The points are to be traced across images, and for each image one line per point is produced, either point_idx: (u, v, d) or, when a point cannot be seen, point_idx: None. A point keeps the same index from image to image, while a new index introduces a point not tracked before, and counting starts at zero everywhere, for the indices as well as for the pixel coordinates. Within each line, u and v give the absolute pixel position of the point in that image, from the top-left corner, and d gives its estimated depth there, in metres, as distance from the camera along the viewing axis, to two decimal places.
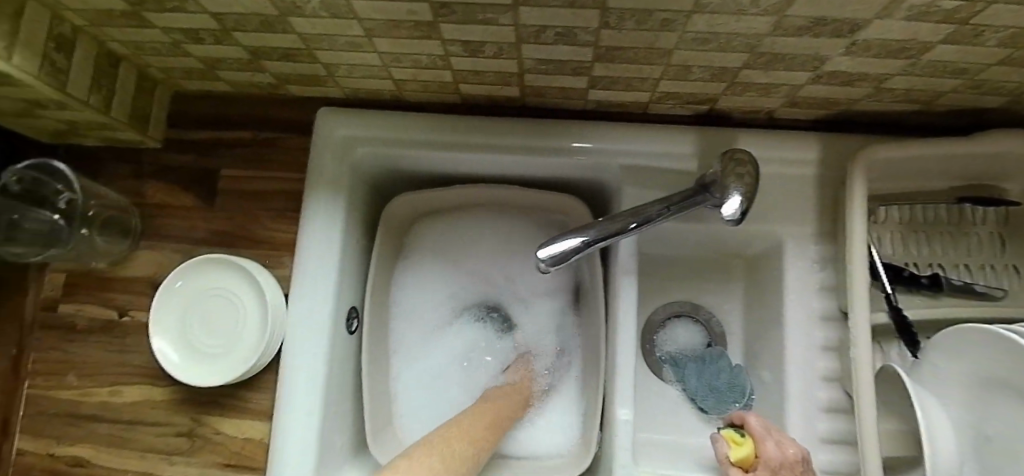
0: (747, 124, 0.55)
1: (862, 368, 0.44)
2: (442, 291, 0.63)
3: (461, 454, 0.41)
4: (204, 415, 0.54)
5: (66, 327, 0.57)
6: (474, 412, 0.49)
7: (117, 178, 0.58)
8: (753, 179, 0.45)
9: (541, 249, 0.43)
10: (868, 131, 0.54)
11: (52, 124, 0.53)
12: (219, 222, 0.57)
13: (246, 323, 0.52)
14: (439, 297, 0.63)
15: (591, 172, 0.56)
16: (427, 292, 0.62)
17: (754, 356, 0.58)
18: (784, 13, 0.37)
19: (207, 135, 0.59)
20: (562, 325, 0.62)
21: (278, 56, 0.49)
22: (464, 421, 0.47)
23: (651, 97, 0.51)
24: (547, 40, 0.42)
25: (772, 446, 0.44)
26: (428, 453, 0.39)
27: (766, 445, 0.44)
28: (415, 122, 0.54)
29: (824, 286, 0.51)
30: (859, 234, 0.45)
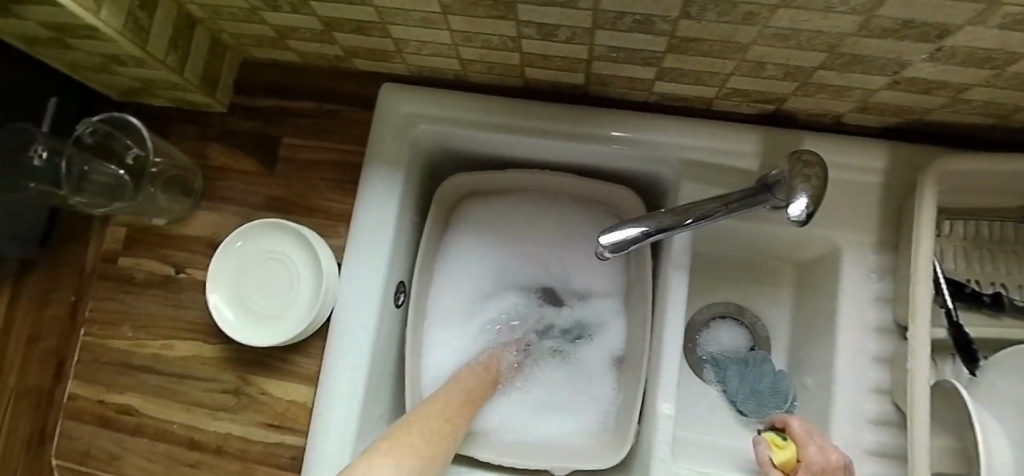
0: (812, 127, 0.55)
1: (917, 383, 0.42)
2: (484, 269, 0.63)
3: (442, 430, 0.40)
4: (252, 375, 0.55)
5: (125, 279, 0.59)
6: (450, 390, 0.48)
7: (185, 139, 0.62)
8: (822, 181, 0.43)
9: (603, 235, 0.43)
10: (935, 143, 0.53)
11: (126, 82, 0.55)
12: (278, 188, 0.59)
13: (300, 287, 0.54)
14: (478, 275, 0.63)
15: (649, 165, 0.56)
16: (468, 268, 0.63)
17: (799, 361, 0.58)
18: (873, 13, 0.35)
19: (272, 103, 0.61)
20: (605, 322, 0.62)
21: (351, 29, 0.49)
22: (442, 399, 0.45)
23: (718, 93, 0.51)
24: (623, 27, 0.41)
25: (814, 450, 0.43)
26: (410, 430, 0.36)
27: (809, 450, 0.43)
28: (478, 104, 0.55)
29: (881, 297, 0.50)
30: (925, 244, 0.44)
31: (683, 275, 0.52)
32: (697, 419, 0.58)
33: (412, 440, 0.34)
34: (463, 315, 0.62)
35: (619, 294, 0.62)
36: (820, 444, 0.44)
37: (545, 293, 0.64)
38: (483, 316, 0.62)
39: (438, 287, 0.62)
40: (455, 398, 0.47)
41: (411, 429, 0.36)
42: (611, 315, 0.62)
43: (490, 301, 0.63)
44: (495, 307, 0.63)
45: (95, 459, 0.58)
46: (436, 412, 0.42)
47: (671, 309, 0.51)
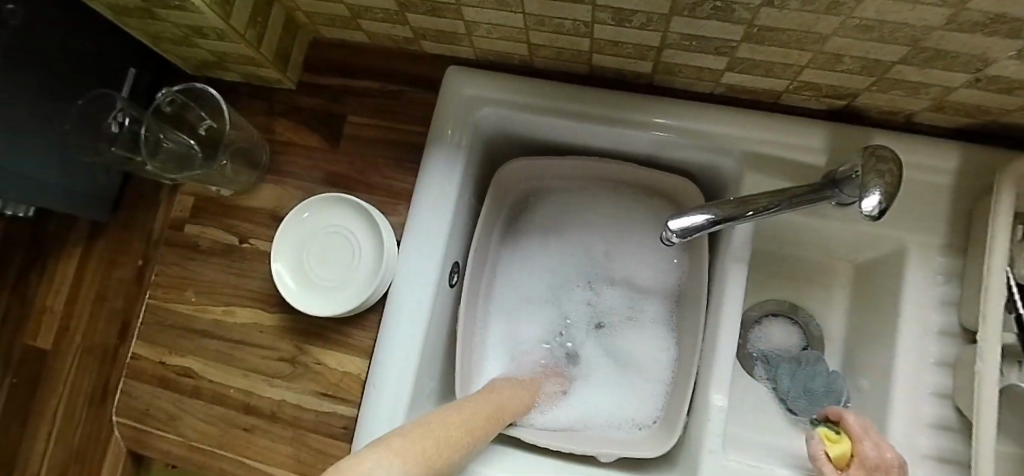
0: (881, 125, 0.55)
1: (988, 386, 0.41)
2: (536, 277, 0.66)
3: (461, 441, 0.35)
4: (308, 345, 0.57)
5: (190, 245, 0.61)
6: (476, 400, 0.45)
7: (254, 113, 0.64)
8: (896, 178, 0.41)
9: (671, 220, 0.43)
10: (1010, 145, 0.52)
11: (203, 55, 0.58)
12: (340, 164, 0.61)
13: (361, 261, 0.55)
14: (529, 287, 0.66)
15: (711, 156, 0.56)
16: (521, 281, 0.66)
17: (854, 362, 0.57)
18: (964, 6, 0.33)
19: (338, 82, 0.63)
20: (648, 314, 0.63)
21: (425, 10, 0.50)
22: (468, 407, 0.42)
23: (787, 87, 0.51)
24: (701, 14, 0.41)
25: (870, 445, 0.41)
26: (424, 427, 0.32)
27: (864, 444, 0.42)
28: (542, 89, 0.56)
29: (948, 300, 0.49)
30: (1001, 244, 0.43)
31: (742, 269, 0.52)
32: (747, 414, 0.59)
33: (424, 434, 0.30)
34: (514, 329, 0.65)
35: (665, 286, 0.63)
36: (876, 440, 0.42)
37: (590, 290, 0.65)
38: (530, 330, 0.64)
39: (495, 300, 0.65)
40: (490, 406, 0.45)
41: (427, 424, 0.32)
42: (656, 308, 0.63)
43: (539, 316, 0.65)
44: (545, 320, 0.65)
45: (154, 418, 0.59)
46: (462, 417, 0.39)
47: (729, 302, 0.51)
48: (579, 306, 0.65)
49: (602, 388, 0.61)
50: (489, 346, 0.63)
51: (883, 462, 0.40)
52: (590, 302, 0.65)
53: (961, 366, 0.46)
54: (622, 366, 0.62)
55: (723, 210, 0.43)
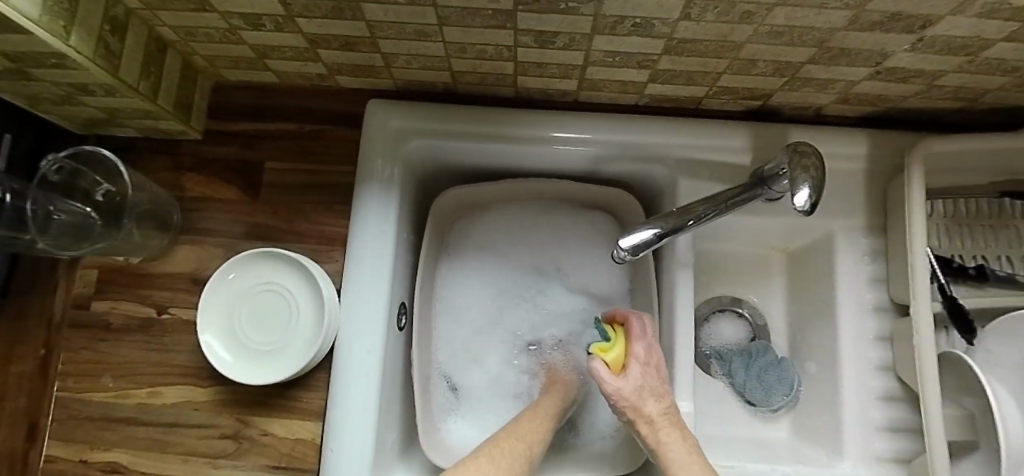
0: (796, 120, 0.57)
1: (926, 357, 0.44)
2: (484, 303, 0.62)
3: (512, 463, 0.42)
4: (251, 416, 0.52)
5: (102, 325, 0.55)
6: (524, 415, 0.49)
7: (159, 170, 0.58)
8: (820, 171, 0.43)
9: (621, 238, 0.42)
10: (907, 127, 0.56)
11: (90, 113, 0.52)
12: (263, 214, 0.57)
13: (299, 318, 0.51)
14: (478, 315, 0.61)
15: (644, 165, 0.56)
16: (465, 310, 0.61)
17: (799, 345, 0.59)
18: (861, 8, 0.35)
19: (250, 126, 0.58)
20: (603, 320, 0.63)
21: (338, 45, 0.47)
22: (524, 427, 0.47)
23: (708, 92, 0.52)
24: (623, 31, 0.41)
25: (642, 347, 0.48)
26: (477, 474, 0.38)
27: (638, 346, 0.48)
28: (471, 115, 0.54)
29: (876, 278, 0.52)
30: (919, 222, 0.46)
31: (688, 274, 0.52)
32: (710, 413, 0.58)
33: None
34: (470, 363, 0.61)
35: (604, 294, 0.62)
36: (646, 341, 0.49)
37: (540, 304, 0.62)
38: (489, 361, 0.61)
39: (441, 339, 0.61)
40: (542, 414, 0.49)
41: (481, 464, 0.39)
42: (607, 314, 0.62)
43: (498, 344, 0.61)
44: (501, 346, 0.61)
45: None
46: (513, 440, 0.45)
47: (682, 307, 0.52)
48: (535, 324, 0.62)
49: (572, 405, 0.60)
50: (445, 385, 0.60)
51: (649, 359, 0.48)
52: (541, 320, 0.62)
53: (897, 338, 0.49)
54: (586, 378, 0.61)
55: (667, 223, 0.44)
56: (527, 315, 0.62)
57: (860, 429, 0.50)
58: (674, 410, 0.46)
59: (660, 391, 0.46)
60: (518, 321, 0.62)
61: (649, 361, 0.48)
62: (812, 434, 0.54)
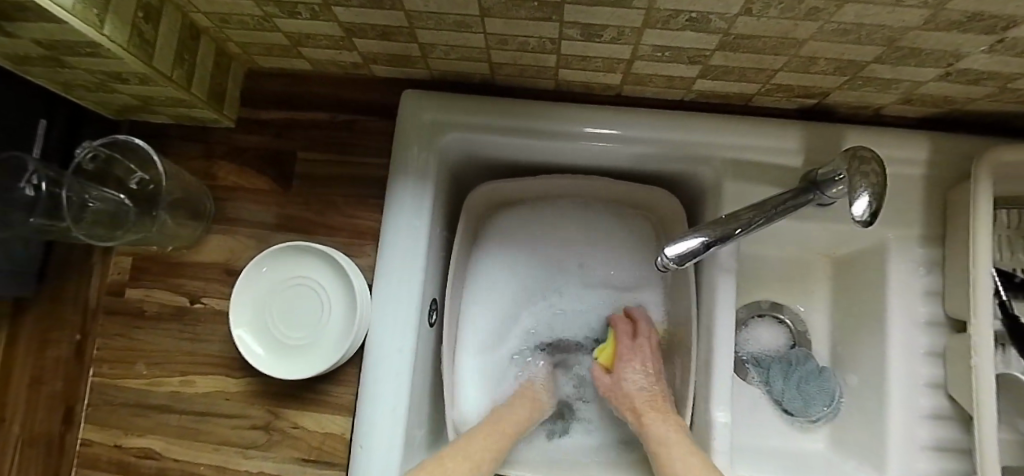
0: (851, 120, 0.54)
1: (984, 377, 0.42)
2: (508, 301, 0.60)
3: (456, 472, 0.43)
4: (282, 408, 0.52)
5: (136, 313, 0.56)
6: (482, 429, 0.49)
7: (191, 158, 0.58)
8: (881, 178, 0.41)
9: (667, 246, 0.40)
10: (974, 131, 0.52)
11: (123, 100, 0.51)
12: (294, 206, 0.56)
13: (330, 312, 0.51)
14: (501, 315, 0.60)
15: (687, 164, 0.54)
16: (489, 309, 0.60)
17: (843, 356, 0.57)
18: (943, 7, 0.32)
19: (281, 115, 0.57)
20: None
21: (374, 34, 0.46)
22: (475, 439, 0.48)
23: (759, 89, 0.50)
24: (676, 26, 0.39)
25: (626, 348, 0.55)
26: None
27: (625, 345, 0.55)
28: (509, 108, 0.52)
29: (932, 290, 0.50)
30: (984, 234, 0.43)
31: (731, 279, 0.50)
32: (744, 418, 0.57)
33: None
34: (490, 362, 0.60)
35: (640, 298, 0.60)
36: (632, 341, 0.55)
37: (565, 301, 0.61)
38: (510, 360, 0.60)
39: (469, 334, 0.60)
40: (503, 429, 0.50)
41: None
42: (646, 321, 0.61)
43: (520, 345, 0.60)
44: (525, 346, 0.60)
45: None
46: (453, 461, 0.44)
47: (722, 313, 0.50)
48: (559, 324, 0.61)
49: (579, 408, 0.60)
50: (467, 383, 0.59)
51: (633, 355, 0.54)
52: (565, 317, 0.61)
53: (951, 355, 0.47)
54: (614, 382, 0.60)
55: (714, 231, 0.42)
56: (553, 312, 0.61)
57: (906, 448, 0.47)
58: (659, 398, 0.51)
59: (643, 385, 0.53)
60: (538, 322, 0.61)
61: (633, 355, 0.54)
62: (853, 450, 0.52)
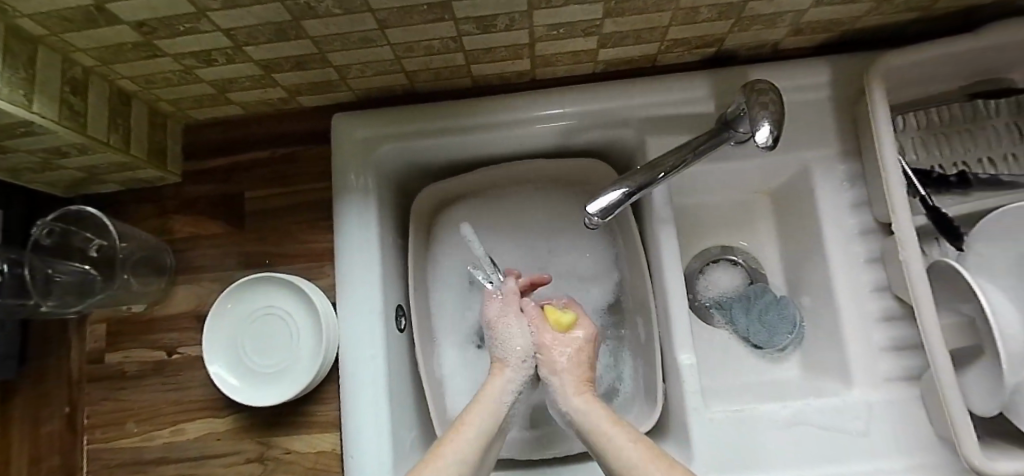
0: (755, 60, 0.57)
1: (915, 271, 0.43)
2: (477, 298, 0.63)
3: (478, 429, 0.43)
4: (272, 437, 0.54)
5: (118, 375, 0.57)
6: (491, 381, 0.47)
7: (147, 218, 0.60)
8: (779, 105, 0.43)
9: (589, 205, 0.44)
10: (869, 47, 0.55)
11: (69, 175, 0.54)
12: (251, 243, 0.59)
13: (299, 335, 0.53)
14: (475, 315, 0.62)
15: (612, 131, 0.57)
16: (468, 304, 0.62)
17: (796, 283, 0.59)
18: None
19: (225, 161, 0.60)
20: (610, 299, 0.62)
21: (291, 66, 0.48)
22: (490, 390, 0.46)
23: (660, 47, 0.52)
24: (558, 3, 0.41)
25: (545, 339, 0.49)
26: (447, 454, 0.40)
27: (544, 336, 0.49)
28: (434, 112, 0.55)
29: (857, 202, 0.52)
30: (888, 138, 0.45)
31: (671, 229, 0.53)
32: (714, 360, 0.58)
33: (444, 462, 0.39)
34: (465, 352, 0.62)
35: (598, 266, 0.63)
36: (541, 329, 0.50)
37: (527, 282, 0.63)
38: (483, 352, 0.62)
39: (441, 330, 0.62)
40: (488, 414, 0.44)
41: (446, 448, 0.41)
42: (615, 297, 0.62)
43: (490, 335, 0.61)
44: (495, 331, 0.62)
45: None
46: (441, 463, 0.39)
47: (669, 263, 0.52)
48: None
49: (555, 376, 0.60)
50: (448, 376, 0.61)
51: (555, 349, 0.48)
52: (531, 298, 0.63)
53: (888, 258, 0.49)
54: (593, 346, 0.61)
55: (634, 181, 0.45)
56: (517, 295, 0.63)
57: (864, 354, 0.50)
58: (573, 374, 0.47)
59: (573, 389, 0.46)
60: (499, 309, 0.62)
61: (553, 351, 0.48)
62: (822, 368, 0.54)
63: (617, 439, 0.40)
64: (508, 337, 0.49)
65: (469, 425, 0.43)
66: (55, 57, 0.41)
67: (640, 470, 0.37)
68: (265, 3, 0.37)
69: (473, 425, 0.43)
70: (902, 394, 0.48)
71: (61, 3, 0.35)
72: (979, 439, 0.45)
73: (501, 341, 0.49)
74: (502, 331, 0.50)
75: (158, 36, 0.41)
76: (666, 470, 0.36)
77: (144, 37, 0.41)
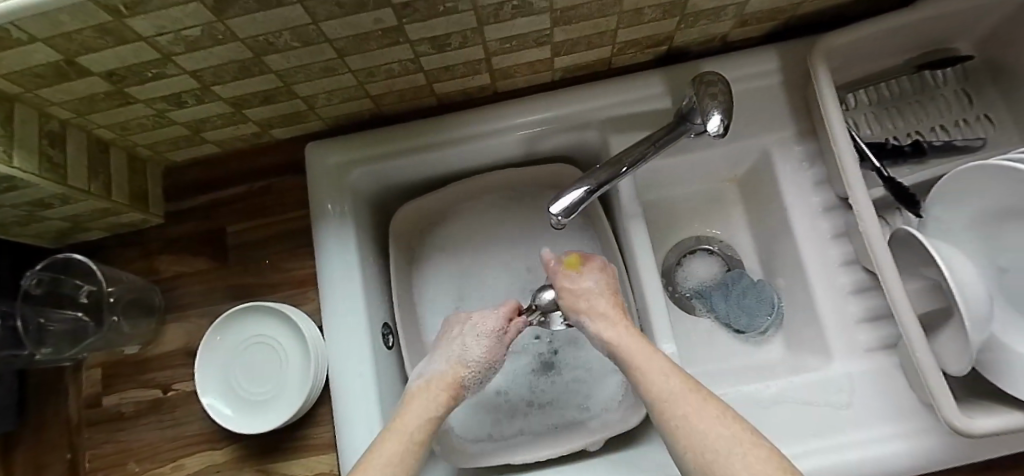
0: (707, 53, 0.58)
1: (875, 243, 0.44)
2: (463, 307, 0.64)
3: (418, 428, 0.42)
4: (271, 464, 0.55)
5: (115, 417, 0.58)
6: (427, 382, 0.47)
7: (134, 260, 0.62)
8: (727, 95, 0.44)
9: (552, 205, 0.46)
10: (814, 32, 0.57)
11: (55, 225, 0.55)
12: (237, 275, 0.60)
13: (288, 360, 0.54)
14: None
15: (576, 134, 0.59)
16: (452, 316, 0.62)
17: (771, 264, 0.60)
18: None
19: (206, 199, 0.62)
20: None
21: (259, 100, 0.50)
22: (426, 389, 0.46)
23: (612, 51, 0.54)
24: (506, 17, 0.43)
25: (568, 283, 0.49)
26: (389, 451, 0.39)
27: (562, 281, 0.49)
28: (402, 133, 0.56)
29: (817, 180, 0.54)
30: (836, 116, 0.47)
31: (641, 223, 0.54)
32: (699, 347, 0.59)
33: (389, 455, 0.39)
34: None
35: None
36: (491, 346, 0.49)
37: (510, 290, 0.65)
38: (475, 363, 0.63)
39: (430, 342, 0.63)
40: (431, 412, 0.44)
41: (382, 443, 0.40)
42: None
43: None
44: None
45: None
46: (386, 462, 0.38)
47: (642, 256, 0.53)
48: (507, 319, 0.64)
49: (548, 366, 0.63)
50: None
51: (582, 288, 0.48)
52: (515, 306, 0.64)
53: (852, 232, 0.51)
54: (585, 337, 0.62)
55: (596, 179, 0.47)
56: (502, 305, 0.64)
57: (840, 327, 0.51)
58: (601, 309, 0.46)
59: (613, 314, 0.46)
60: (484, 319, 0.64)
61: (579, 293, 0.48)
62: (803, 345, 0.55)
63: (654, 369, 0.39)
64: (461, 343, 0.49)
65: (407, 423, 0.42)
66: (33, 113, 0.43)
67: (677, 401, 0.36)
68: (225, 43, 0.39)
69: (410, 423, 0.42)
70: (878, 364, 0.49)
71: (33, 61, 0.37)
72: (956, 398, 0.45)
73: (454, 350, 0.49)
74: (450, 338, 0.51)
75: (128, 84, 0.43)
76: (700, 403, 0.35)
77: (115, 85, 0.43)
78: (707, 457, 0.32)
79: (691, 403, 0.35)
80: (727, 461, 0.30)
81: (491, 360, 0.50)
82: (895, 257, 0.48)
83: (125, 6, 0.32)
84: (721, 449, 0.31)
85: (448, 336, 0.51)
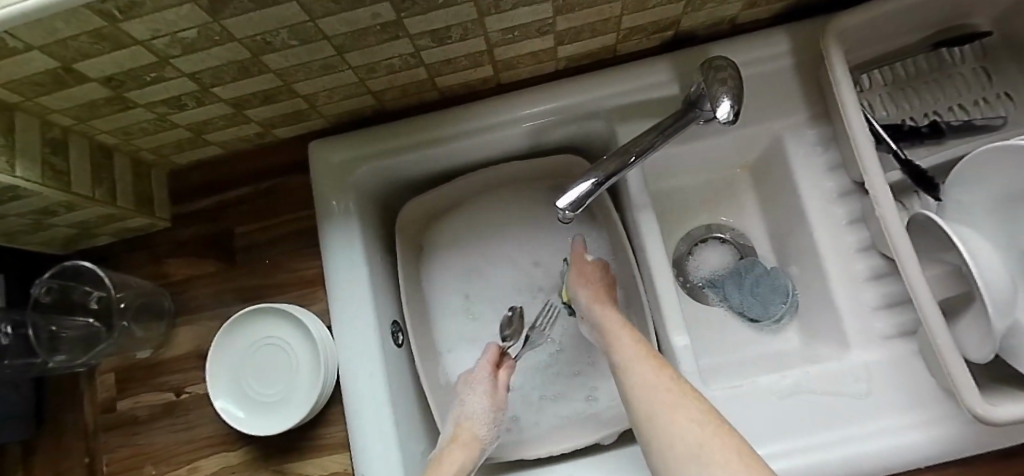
0: (714, 37, 0.57)
1: (894, 230, 0.43)
2: (474, 303, 0.64)
3: None
4: (285, 464, 0.55)
5: (130, 420, 0.58)
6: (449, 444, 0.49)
7: (141, 265, 0.62)
8: (738, 78, 0.42)
9: (558, 200, 0.45)
10: (827, 10, 0.55)
11: (63, 232, 0.55)
12: (245, 278, 0.60)
13: (298, 362, 0.53)
14: (473, 321, 0.64)
15: (582, 124, 0.58)
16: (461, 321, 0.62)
17: (784, 252, 0.59)
18: None
19: (211, 201, 0.62)
20: None
21: (259, 101, 0.50)
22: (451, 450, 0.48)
23: (618, 37, 0.53)
24: (507, 6, 0.41)
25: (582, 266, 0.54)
26: None
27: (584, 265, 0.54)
28: (404, 128, 0.55)
29: (832, 164, 0.53)
30: (851, 98, 0.45)
31: (650, 213, 0.53)
32: (712, 338, 0.59)
33: None
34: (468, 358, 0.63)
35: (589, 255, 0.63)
36: (494, 396, 0.52)
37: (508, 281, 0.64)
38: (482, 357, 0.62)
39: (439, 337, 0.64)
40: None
41: None
42: None
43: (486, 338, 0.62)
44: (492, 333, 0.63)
45: None
46: None
47: (652, 247, 0.52)
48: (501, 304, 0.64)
49: (556, 363, 0.61)
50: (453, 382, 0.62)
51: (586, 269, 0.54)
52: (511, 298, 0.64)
53: (868, 217, 0.50)
54: None
55: (604, 170, 0.46)
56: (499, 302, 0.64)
57: (857, 315, 0.50)
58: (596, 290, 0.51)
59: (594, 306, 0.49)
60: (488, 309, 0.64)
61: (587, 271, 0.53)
62: (818, 334, 0.54)
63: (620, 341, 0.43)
64: (462, 402, 0.52)
65: None
66: (34, 121, 0.43)
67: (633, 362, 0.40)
68: (222, 44, 0.38)
69: None
70: (897, 352, 0.48)
71: (30, 69, 0.36)
72: (978, 386, 0.44)
73: (459, 409, 0.52)
74: (462, 397, 0.53)
75: (127, 88, 0.42)
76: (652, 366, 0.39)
77: (114, 90, 0.42)
78: (653, 407, 0.35)
79: (643, 372, 0.38)
80: (669, 408, 0.34)
81: (498, 407, 0.52)
82: (913, 241, 0.47)
83: (119, 10, 0.31)
84: (666, 399, 0.35)
85: (463, 393, 0.53)
